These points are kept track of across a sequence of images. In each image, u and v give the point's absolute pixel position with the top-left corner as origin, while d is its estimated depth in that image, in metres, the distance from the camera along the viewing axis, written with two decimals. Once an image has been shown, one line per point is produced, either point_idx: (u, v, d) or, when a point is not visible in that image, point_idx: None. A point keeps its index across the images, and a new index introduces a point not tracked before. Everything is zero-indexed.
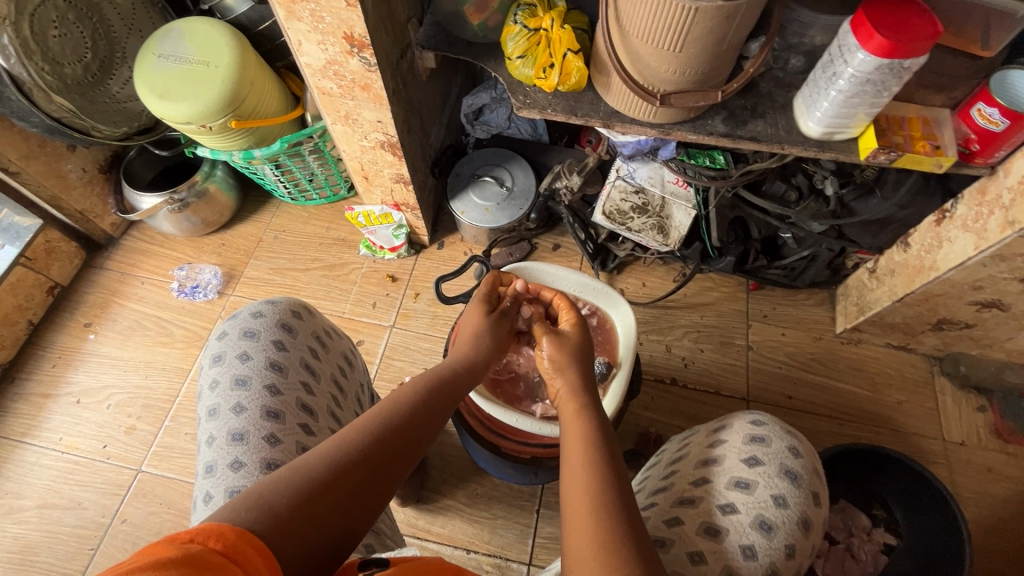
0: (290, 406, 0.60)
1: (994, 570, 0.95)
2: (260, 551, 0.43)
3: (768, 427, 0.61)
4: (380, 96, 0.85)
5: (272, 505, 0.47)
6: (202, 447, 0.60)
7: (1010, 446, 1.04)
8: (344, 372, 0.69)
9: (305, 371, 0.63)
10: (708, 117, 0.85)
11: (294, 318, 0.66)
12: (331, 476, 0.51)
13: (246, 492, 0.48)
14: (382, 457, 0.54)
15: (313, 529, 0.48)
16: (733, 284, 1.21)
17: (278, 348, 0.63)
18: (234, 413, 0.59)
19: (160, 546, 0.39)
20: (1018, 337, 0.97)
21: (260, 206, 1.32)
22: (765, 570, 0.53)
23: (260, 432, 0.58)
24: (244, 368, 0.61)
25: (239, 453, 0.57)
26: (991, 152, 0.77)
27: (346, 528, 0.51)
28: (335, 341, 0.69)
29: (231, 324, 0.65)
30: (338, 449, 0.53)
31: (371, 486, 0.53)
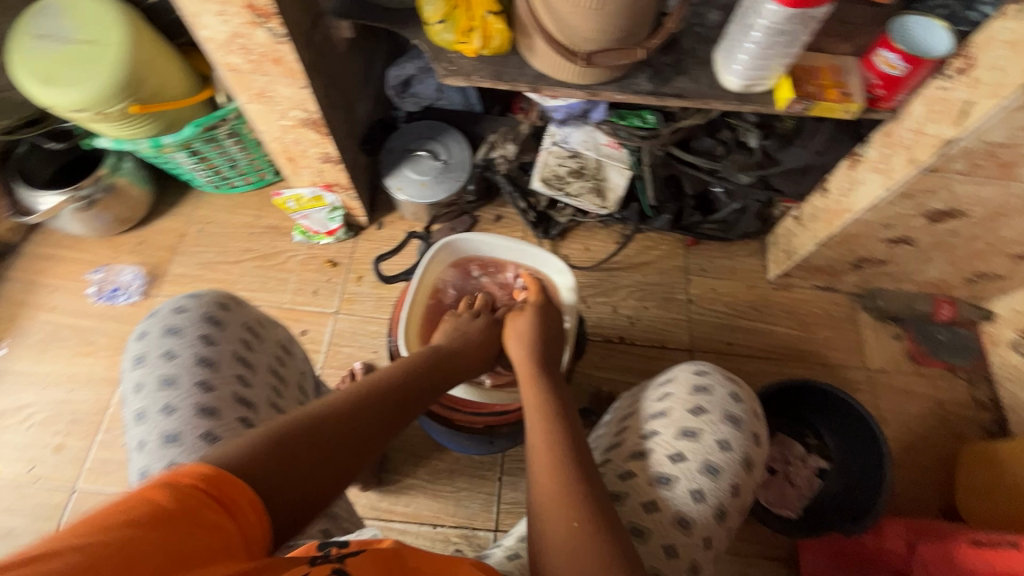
0: (226, 401, 0.58)
1: (913, 480, 1.05)
2: (248, 497, 0.43)
3: (710, 376, 0.63)
4: (295, 70, 0.80)
5: (274, 440, 0.47)
6: (134, 454, 0.56)
7: (923, 368, 1.14)
8: (283, 361, 0.66)
9: (239, 364, 0.60)
10: (634, 76, 0.86)
11: (221, 311, 0.62)
12: (332, 424, 0.52)
13: (264, 425, 0.49)
14: (381, 416, 0.56)
15: (306, 470, 0.48)
16: (672, 241, 1.25)
17: (206, 342, 0.60)
18: (164, 415, 0.56)
19: (157, 490, 0.39)
20: (926, 267, 1.07)
21: (180, 198, 1.24)
22: (713, 510, 0.56)
23: (196, 430, 0.55)
24: (171, 366, 0.58)
25: (174, 455, 0.54)
26: (893, 96, 0.82)
27: (338, 478, 0.51)
28: (269, 331, 0.67)
29: (151, 323, 0.62)
30: (343, 402, 0.54)
31: (368, 440, 0.54)
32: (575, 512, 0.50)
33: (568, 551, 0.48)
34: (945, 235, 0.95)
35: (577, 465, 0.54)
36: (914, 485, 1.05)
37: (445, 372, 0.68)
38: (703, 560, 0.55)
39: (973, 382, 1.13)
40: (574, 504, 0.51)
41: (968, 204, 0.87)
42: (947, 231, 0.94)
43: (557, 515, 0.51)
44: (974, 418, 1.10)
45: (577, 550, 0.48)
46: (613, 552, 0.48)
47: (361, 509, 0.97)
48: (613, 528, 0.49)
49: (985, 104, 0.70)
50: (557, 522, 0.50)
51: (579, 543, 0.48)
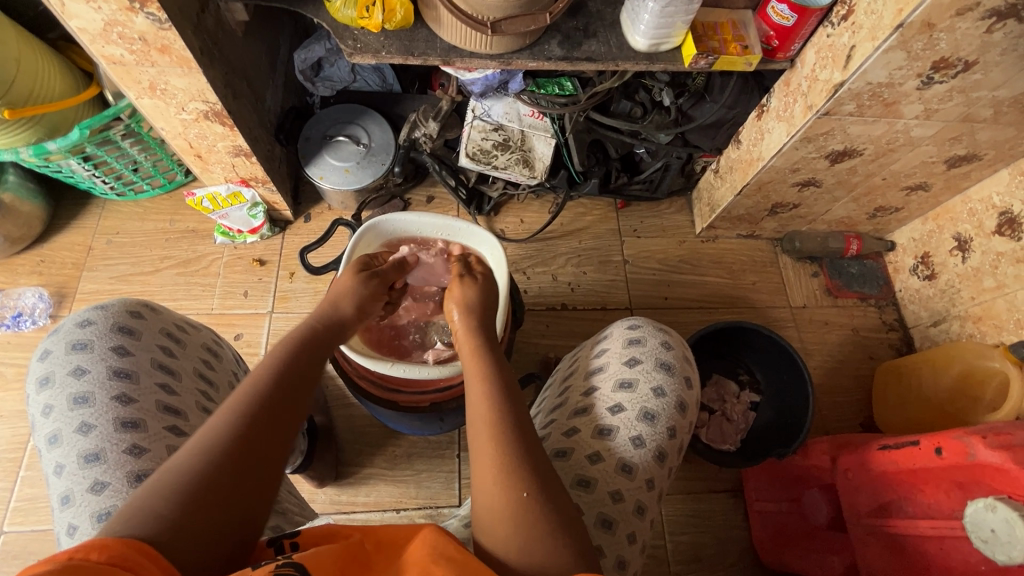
0: (150, 411, 0.55)
1: (836, 401, 1.15)
2: (151, 558, 0.41)
3: (643, 328, 0.66)
4: (186, 58, 0.75)
5: (153, 514, 0.44)
6: (52, 479, 0.53)
7: (839, 300, 1.24)
8: (210, 364, 0.64)
9: (160, 372, 0.57)
10: (544, 42, 0.85)
11: (133, 319, 0.59)
12: (207, 465, 0.48)
13: (128, 508, 0.45)
14: (258, 427, 0.52)
15: (208, 516, 0.46)
16: (603, 206, 1.28)
17: (120, 354, 0.56)
18: (81, 434, 0.53)
19: (34, 569, 0.37)
20: (833, 207, 1.15)
21: (80, 209, 1.14)
22: (653, 453, 0.59)
23: (120, 446, 0.53)
24: (82, 384, 0.55)
25: (99, 474, 0.52)
26: (788, 46, 0.86)
27: (253, 500, 0.49)
28: (192, 335, 0.63)
29: (54, 340, 0.57)
30: (207, 440, 0.49)
31: (259, 454, 0.51)
32: (523, 483, 0.51)
33: (514, 522, 0.50)
34: (846, 174, 1.03)
35: (523, 446, 0.54)
36: (837, 407, 1.15)
37: (327, 348, 0.64)
38: (647, 501, 0.58)
39: (882, 308, 1.24)
40: (519, 477, 0.52)
41: (862, 143, 0.93)
42: (847, 170, 1.01)
43: (500, 493, 0.51)
44: (885, 340, 1.21)
45: (522, 520, 0.50)
46: (557, 524, 0.50)
47: (320, 506, 0.96)
48: (559, 501, 0.51)
49: (865, 48, 0.75)
50: (504, 496, 0.51)
51: (527, 514, 0.50)
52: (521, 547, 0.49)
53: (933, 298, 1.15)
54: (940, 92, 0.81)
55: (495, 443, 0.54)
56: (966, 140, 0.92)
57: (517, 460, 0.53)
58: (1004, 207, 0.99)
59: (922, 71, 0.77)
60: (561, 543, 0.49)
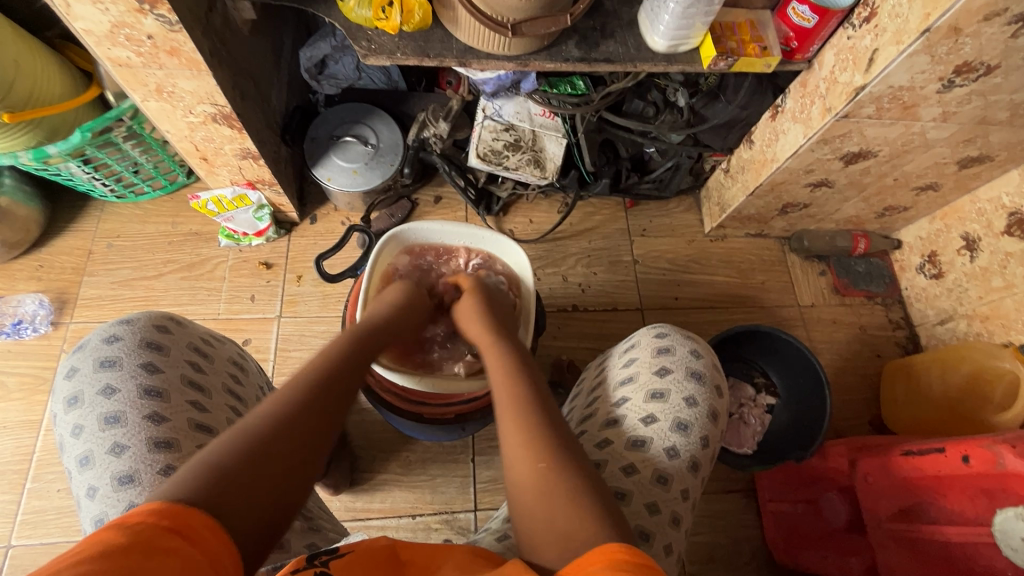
0: (182, 430, 0.53)
1: (845, 400, 1.16)
2: (212, 524, 0.39)
3: (671, 337, 0.65)
4: (196, 61, 0.72)
5: (220, 467, 0.43)
6: (84, 503, 0.51)
7: (847, 298, 1.24)
8: (238, 379, 0.62)
9: (191, 389, 0.56)
10: (562, 43, 0.84)
11: (161, 334, 0.57)
12: (275, 431, 0.48)
13: (193, 459, 0.44)
14: (322, 407, 0.52)
15: (267, 481, 0.45)
16: (612, 205, 1.27)
17: (150, 371, 0.55)
18: (114, 455, 0.51)
19: (102, 533, 0.35)
20: (843, 207, 1.15)
21: (79, 212, 1.11)
22: (687, 464, 0.59)
23: (153, 467, 0.51)
24: (113, 404, 0.53)
25: (133, 496, 0.50)
26: (807, 47, 0.85)
27: (305, 475, 0.48)
28: (219, 349, 0.62)
29: (80, 357, 0.56)
30: (275, 409, 0.50)
31: (319, 432, 0.51)
32: (542, 454, 0.52)
33: (537, 492, 0.51)
34: (858, 174, 1.02)
35: (547, 423, 0.56)
36: (846, 405, 1.16)
37: (375, 346, 0.65)
38: (682, 511, 0.58)
39: (888, 306, 1.25)
40: (539, 448, 0.53)
41: (878, 144, 0.93)
42: (860, 171, 1.01)
43: (541, 491, 0.51)
44: (892, 338, 1.22)
45: (545, 490, 0.50)
46: (581, 490, 0.50)
47: (335, 513, 0.95)
48: (580, 471, 0.52)
49: (889, 52, 0.75)
50: (526, 468, 0.52)
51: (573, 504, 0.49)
52: (545, 515, 0.49)
53: (940, 297, 1.16)
54: (960, 95, 0.80)
55: (518, 419, 0.56)
56: (980, 142, 0.92)
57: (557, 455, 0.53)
58: (1014, 207, 1.00)
59: (944, 75, 0.76)
60: (584, 512, 0.48)
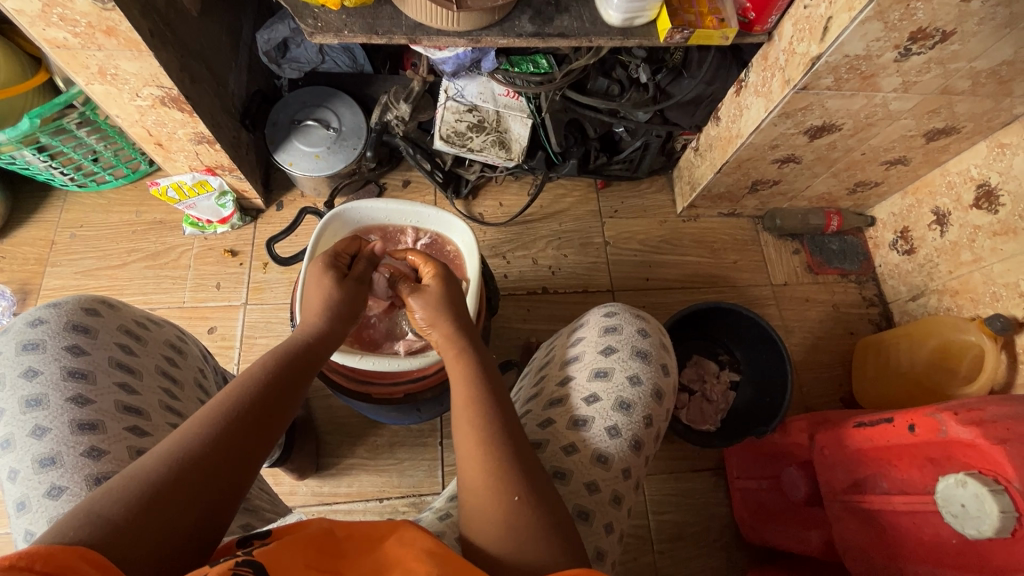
0: (109, 413, 0.53)
1: (817, 377, 1.16)
2: (98, 566, 0.40)
3: (619, 316, 0.65)
4: (134, 41, 0.71)
5: (105, 518, 0.43)
6: (6, 485, 0.52)
7: (820, 277, 1.24)
8: (174, 361, 0.62)
9: (119, 371, 0.56)
10: (514, 18, 0.82)
11: (88, 317, 0.56)
12: (174, 475, 0.47)
13: (80, 506, 0.44)
14: (234, 443, 0.51)
15: (160, 528, 0.45)
16: (583, 186, 1.26)
17: (74, 353, 0.54)
18: (35, 438, 0.51)
19: None
20: (813, 183, 1.14)
21: (41, 202, 1.10)
22: (629, 443, 0.59)
23: (77, 449, 0.51)
24: (35, 386, 0.53)
25: (54, 478, 0.50)
26: (765, 19, 0.84)
27: (211, 514, 0.48)
28: (154, 331, 0.61)
29: (3, 341, 0.55)
30: (179, 448, 0.49)
31: (230, 469, 0.50)
32: (515, 487, 0.51)
33: (508, 526, 0.49)
34: (825, 149, 1.01)
35: (512, 452, 0.53)
36: (818, 382, 1.16)
37: (310, 363, 0.62)
38: (623, 490, 0.58)
39: (863, 284, 1.24)
40: (512, 481, 0.51)
41: (841, 117, 0.92)
42: (827, 145, 1.00)
43: (489, 495, 0.51)
44: (865, 315, 1.22)
45: (516, 525, 0.49)
46: (550, 523, 0.50)
47: (301, 497, 0.95)
48: (549, 501, 0.51)
49: (842, 19, 0.73)
50: (486, 481, 0.51)
51: (516, 516, 0.49)
52: (514, 548, 0.48)
53: (912, 273, 1.15)
54: (918, 64, 0.79)
55: (479, 446, 0.53)
56: (945, 113, 0.91)
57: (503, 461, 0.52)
58: (982, 179, 0.98)
59: (899, 42, 0.75)
60: (552, 544, 0.49)
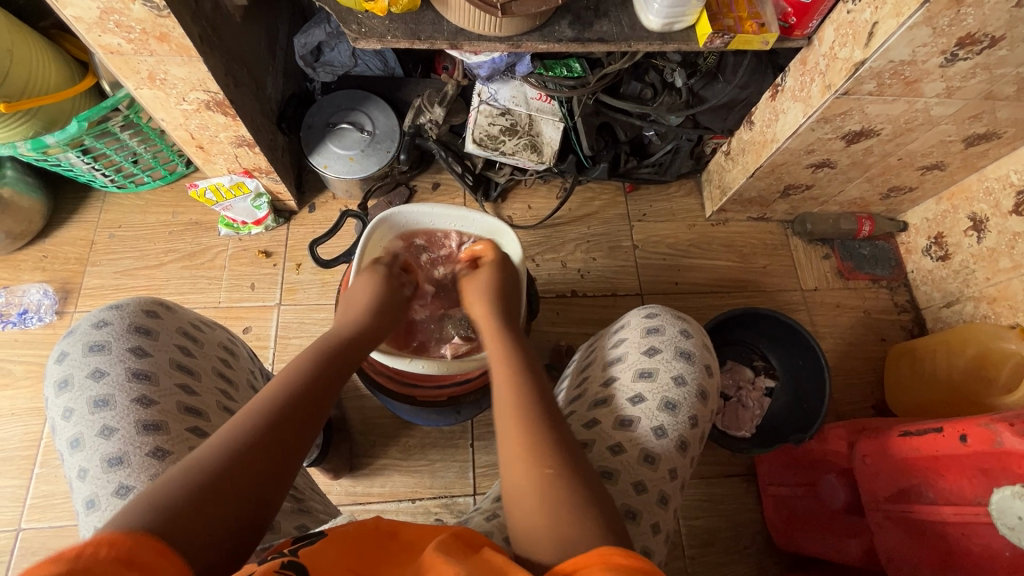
0: (171, 413, 0.55)
1: (848, 384, 1.15)
2: (159, 554, 0.40)
3: (661, 317, 0.65)
4: (185, 46, 0.72)
5: (167, 502, 0.43)
6: (75, 484, 0.53)
7: (851, 282, 1.23)
8: (228, 363, 0.63)
9: (180, 372, 0.57)
10: (554, 23, 0.83)
11: (149, 319, 0.58)
12: (228, 460, 0.48)
13: (144, 493, 0.44)
14: (281, 429, 0.52)
15: (219, 511, 0.45)
16: (612, 190, 1.26)
17: (138, 355, 0.56)
18: (103, 438, 0.53)
19: (46, 565, 0.35)
20: (847, 188, 1.13)
21: (81, 202, 1.12)
22: (675, 443, 0.59)
23: (142, 449, 0.52)
24: (102, 387, 0.54)
25: (122, 477, 0.51)
26: (806, 23, 0.84)
27: (265, 498, 0.48)
28: (209, 334, 0.63)
29: (71, 342, 0.57)
30: (231, 435, 0.50)
31: (280, 452, 0.51)
32: (548, 460, 0.51)
33: (539, 500, 0.50)
34: (861, 154, 1.01)
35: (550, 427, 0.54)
36: (849, 389, 1.15)
37: (344, 359, 0.64)
38: (669, 491, 0.58)
39: (894, 289, 1.23)
40: (547, 454, 0.52)
41: (880, 122, 0.91)
42: (863, 150, 0.99)
43: (527, 471, 0.52)
44: (897, 321, 1.20)
45: (550, 496, 0.49)
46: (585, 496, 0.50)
47: (335, 497, 0.96)
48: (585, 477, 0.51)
49: (889, 24, 0.73)
50: (529, 467, 0.52)
51: (552, 488, 0.50)
52: (547, 521, 0.48)
53: (947, 279, 1.14)
54: (964, 69, 0.78)
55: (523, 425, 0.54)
56: (987, 118, 0.90)
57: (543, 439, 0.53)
58: None
59: (946, 48, 0.74)
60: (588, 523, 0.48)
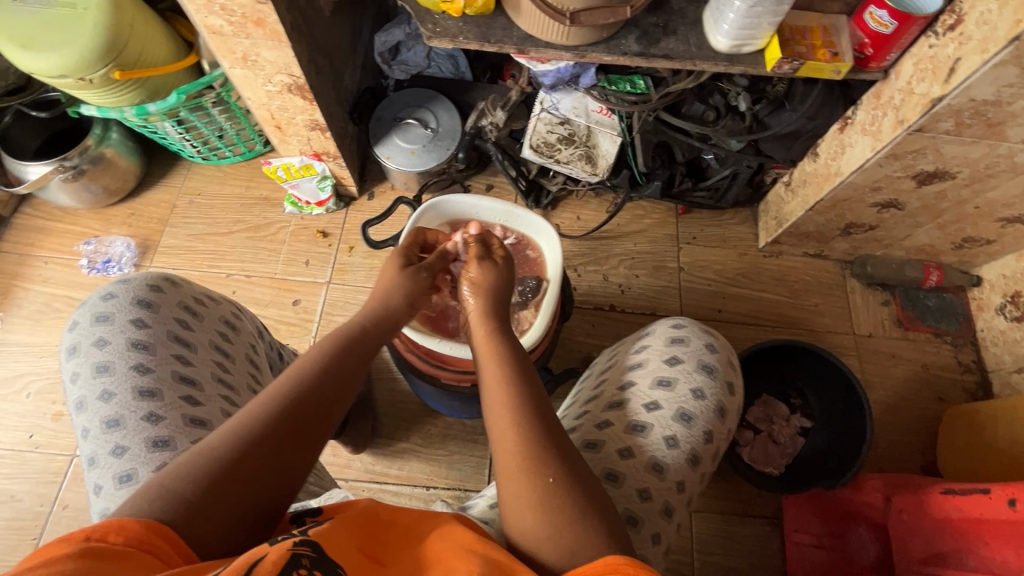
0: (166, 381, 0.59)
1: (895, 440, 1.08)
2: (169, 539, 0.44)
3: (687, 328, 0.65)
4: (278, 31, 0.79)
5: (177, 492, 0.47)
6: (80, 440, 0.59)
7: (910, 333, 1.15)
8: (227, 337, 0.67)
9: (176, 344, 0.62)
10: (621, 37, 0.84)
11: (152, 293, 0.63)
12: (238, 454, 0.50)
13: (156, 478, 0.48)
14: (293, 427, 0.54)
15: (228, 502, 0.48)
16: (663, 210, 1.25)
17: (139, 326, 0.61)
18: (103, 401, 0.58)
19: (53, 547, 0.39)
20: (915, 233, 1.08)
21: (169, 168, 1.23)
22: (687, 455, 0.58)
23: (138, 414, 0.58)
24: (105, 353, 0.60)
25: (119, 438, 0.57)
26: (883, 55, 0.81)
27: (277, 488, 0.52)
28: (211, 308, 0.67)
29: (83, 312, 0.63)
30: (243, 428, 0.52)
31: (291, 447, 0.53)
32: (550, 469, 0.53)
33: (542, 503, 0.51)
34: (933, 198, 0.96)
35: (554, 436, 0.56)
36: (896, 445, 1.08)
37: (366, 353, 0.65)
38: (675, 503, 0.57)
39: (959, 346, 1.14)
40: (546, 462, 0.53)
41: (955, 165, 0.87)
42: (935, 194, 0.94)
43: (525, 474, 0.53)
44: (959, 381, 1.12)
45: (548, 503, 0.51)
46: (585, 503, 0.51)
47: (355, 472, 0.99)
48: (583, 481, 0.53)
49: (973, 61, 0.70)
50: (529, 477, 0.53)
51: (553, 497, 0.51)
52: (550, 527, 0.50)
53: (1020, 342, 1.05)
54: None
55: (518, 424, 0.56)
56: None
57: (538, 446, 0.54)
58: None
59: None
60: (590, 528, 0.50)
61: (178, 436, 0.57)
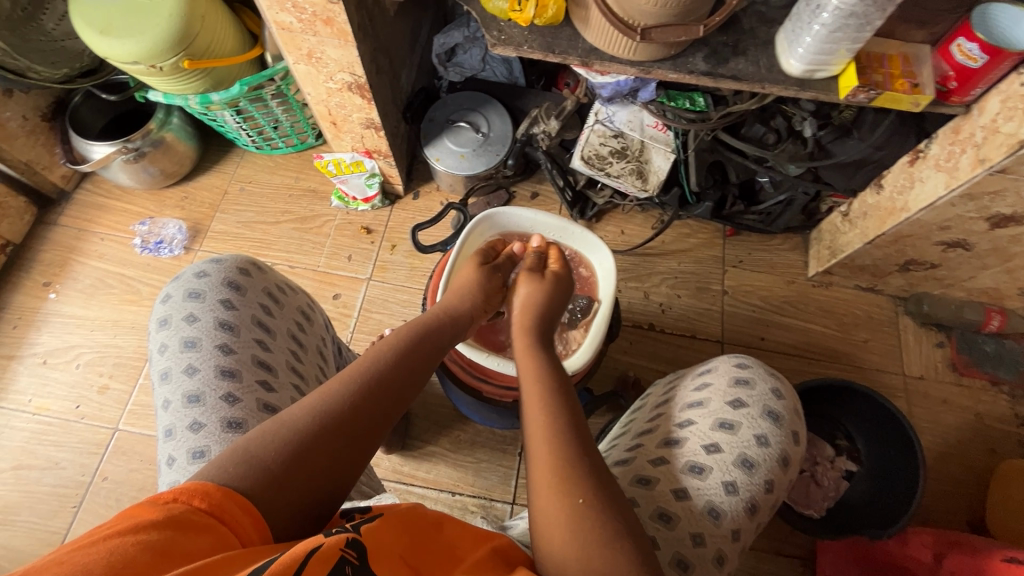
0: (246, 364, 0.60)
1: (942, 489, 1.03)
2: (247, 511, 0.45)
3: (752, 369, 0.63)
4: (345, 31, 0.80)
5: (259, 461, 0.47)
6: (159, 411, 0.60)
7: (965, 378, 1.10)
8: (302, 327, 0.68)
9: (258, 329, 0.63)
10: (689, 55, 0.82)
11: (241, 277, 0.65)
12: (318, 429, 0.51)
13: (237, 443, 0.48)
14: (370, 410, 0.54)
15: (305, 480, 0.49)
16: (710, 230, 1.22)
17: (226, 307, 0.62)
18: (187, 375, 0.60)
19: (143, 508, 0.41)
20: (979, 275, 1.02)
21: (223, 155, 1.26)
22: (744, 504, 0.57)
23: (217, 392, 0.58)
24: (193, 329, 0.61)
25: (197, 414, 0.58)
26: (967, 90, 0.77)
27: (347, 472, 0.52)
28: (290, 297, 0.68)
29: (175, 287, 0.65)
30: (323, 403, 0.52)
31: (365, 430, 0.53)
32: (581, 490, 0.51)
33: (572, 527, 0.49)
34: (1005, 241, 0.91)
35: (586, 457, 0.54)
36: (942, 496, 1.02)
37: (439, 348, 0.65)
38: (728, 552, 0.56)
39: (1016, 398, 1.08)
40: (579, 482, 0.52)
41: None
42: (1009, 237, 0.90)
43: (554, 493, 0.51)
44: (1014, 435, 1.06)
45: (577, 526, 0.49)
46: (616, 528, 0.50)
47: (382, 471, 0.99)
48: (617, 508, 0.51)
49: None
50: (561, 496, 0.51)
51: (583, 520, 0.49)
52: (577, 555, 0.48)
53: None
54: None
55: (554, 439, 0.55)
56: None
57: (572, 463, 0.53)
58: None
59: None
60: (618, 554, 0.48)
61: (252, 420, 0.58)
